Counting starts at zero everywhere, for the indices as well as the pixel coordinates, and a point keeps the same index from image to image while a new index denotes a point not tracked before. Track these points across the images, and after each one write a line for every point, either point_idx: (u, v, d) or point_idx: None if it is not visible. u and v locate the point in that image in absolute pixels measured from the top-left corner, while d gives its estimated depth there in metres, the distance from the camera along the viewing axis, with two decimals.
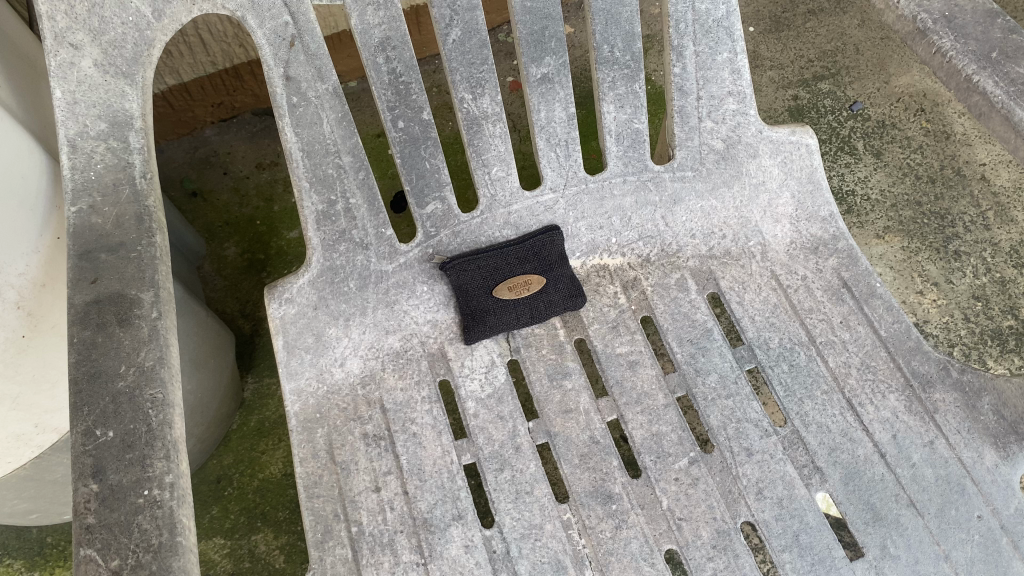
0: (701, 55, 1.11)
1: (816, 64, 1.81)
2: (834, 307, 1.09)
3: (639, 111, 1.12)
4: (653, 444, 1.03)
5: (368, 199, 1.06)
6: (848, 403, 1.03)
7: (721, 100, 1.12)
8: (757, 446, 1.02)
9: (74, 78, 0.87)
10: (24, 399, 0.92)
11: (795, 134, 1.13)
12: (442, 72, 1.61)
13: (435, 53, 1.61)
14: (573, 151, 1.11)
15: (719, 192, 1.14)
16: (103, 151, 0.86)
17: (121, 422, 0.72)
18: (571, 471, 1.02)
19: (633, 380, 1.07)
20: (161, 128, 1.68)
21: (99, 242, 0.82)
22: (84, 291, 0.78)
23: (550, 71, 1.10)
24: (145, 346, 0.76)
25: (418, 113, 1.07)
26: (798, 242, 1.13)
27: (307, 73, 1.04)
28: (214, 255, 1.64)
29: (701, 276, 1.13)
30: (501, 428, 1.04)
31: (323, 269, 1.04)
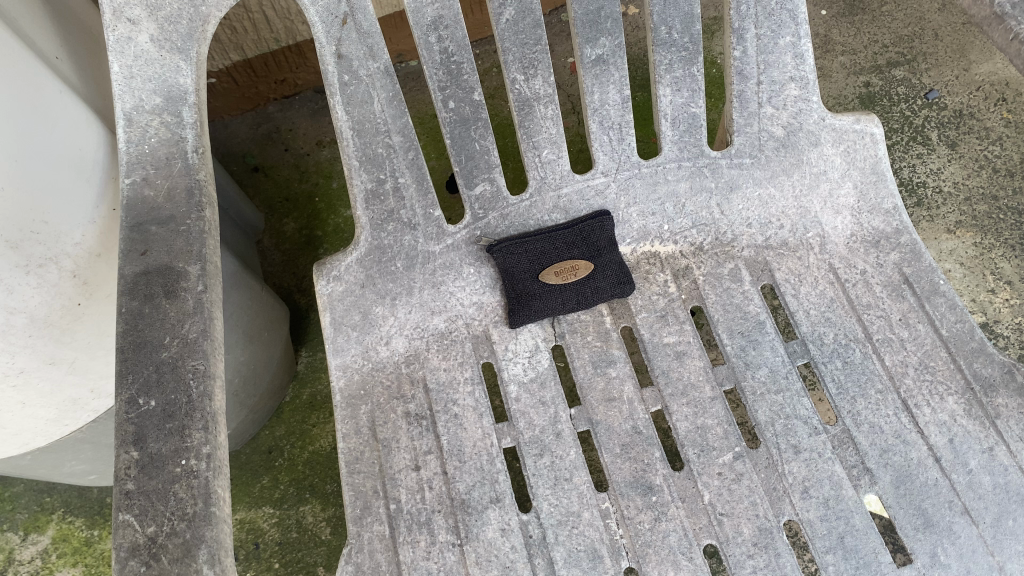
0: (763, 38, 1.07)
1: (891, 50, 1.73)
2: (894, 304, 1.05)
3: (696, 95, 1.09)
4: (696, 437, 1.01)
5: (417, 179, 1.06)
6: (903, 403, 1.00)
7: (783, 86, 1.08)
8: (805, 444, 0.99)
9: (131, 53, 0.88)
10: (79, 364, 0.95)
11: (859, 123, 1.09)
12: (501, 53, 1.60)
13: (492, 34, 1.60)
14: (627, 135, 1.09)
15: (778, 180, 1.10)
16: (158, 126, 0.88)
17: (163, 392, 0.73)
18: (612, 459, 1.01)
19: (679, 371, 1.05)
20: (226, 103, 1.71)
21: (151, 215, 0.83)
22: (134, 263, 0.80)
23: (605, 52, 1.07)
24: (189, 318, 0.77)
25: (469, 92, 1.06)
26: (860, 235, 1.09)
27: (359, 51, 1.04)
28: (273, 230, 1.67)
29: (756, 266, 1.10)
30: (543, 413, 1.04)
31: (371, 247, 1.05)
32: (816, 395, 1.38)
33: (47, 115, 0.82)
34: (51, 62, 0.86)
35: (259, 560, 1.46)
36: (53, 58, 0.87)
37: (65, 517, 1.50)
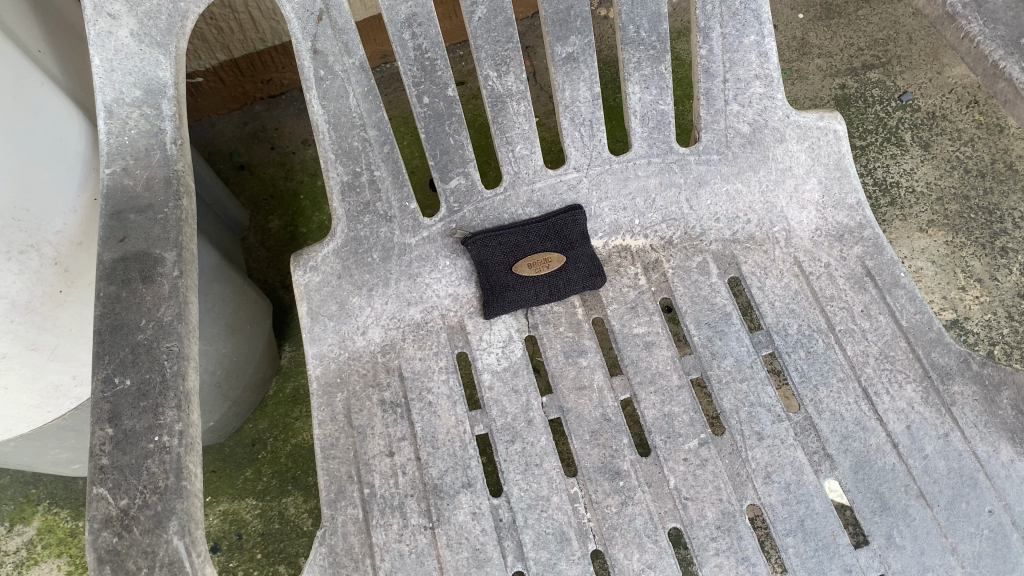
0: (728, 37, 1.10)
1: (866, 53, 1.76)
2: (856, 295, 1.08)
3: (665, 93, 1.12)
4: (663, 424, 1.04)
5: (393, 172, 1.09)
6: (863, 391, 1.03)
7: (748, 83, 1.11)
8: (769, 430, 1.02)
9: (111, 47, 0.90)
10: (61, 351, 0.97)
11: (823, 119, 1.12)
12: None
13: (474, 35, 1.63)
14: (597, 131, 1.12)
15: (745, 176, 1.13)
16: (137, 118, 0.90)
17: (138, 372, 0.76)
18: (582, 446, 1.04)
19: (648, 360, 1.08)
20: (213, 102, 1.73)
21: (129, 203, 0.87)
22: (113, 249, 0.83)
23: (575, 50, 1.11)
24: (165, 302, 0.80)
25: (443, 88, 1.09)
26: (824, 229, 1.12)
27: (334, 47, 1.06)
28: (258, 227, 1.69)
29: (723, 259, 1.13)
30: (515, 401, 1.07)
31: (348, 239, 1.07)
32: (785, 389, 1.41)
33: (30, 108, 0.85)
34: (34, 56, 0.89)
35: (242, 550, 1.48)
36: (37, 52, 0.90)
37: (50, 509, 1.52)
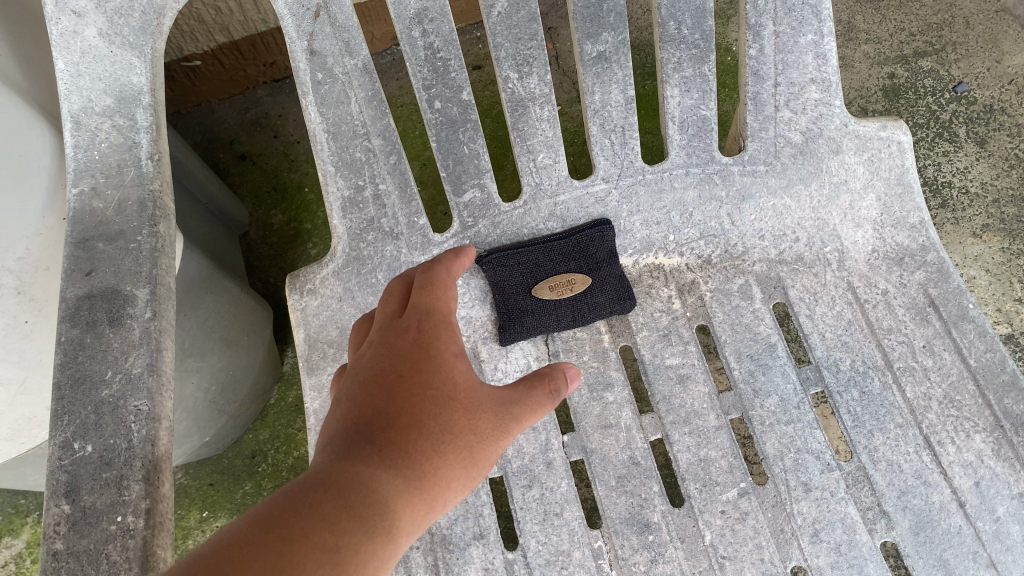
0: (781, 36, 0.99)
1: (918, 39, 1.61)
2: (917, 328, 0.96)
3: (708, 97, 1.00)
4: (699, 471, 0.94)
5: (400, 185, 0.97)
6: (925, 440, 0.92)
7: (802, 88, 0.99)
8: (817, 482, 0.92)
9: (77, 49, 0.80)
10: (31, 385, 0.85)
11: (886, 129, 1.00)
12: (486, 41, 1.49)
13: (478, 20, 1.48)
14: (630, 139, 1.00)
15: (795, 190, 1.01)
16: (108, 129, 0.79)
17: (100, 436, 0.66)
18: (607, 493, 0.94)
19: (682, 398, 0.97)
20: (213, 85, 1.61)
21: (98, 229, 0.76)
22: (78, 284, 0.73)
23: (608, 49, 0.99)
24: (134, 350, 0.70)
25: (457, 92, 0.97)
26: (881, 252, 1.00)
27: (334, 47, 0.95)
28: (260, 223, 1.58)
29: (768, 283, 1.01)
30: (533, 440, 0.97)
31: (349, 258, 0.96)
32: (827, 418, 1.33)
33: None
34: None
35: None
36: None
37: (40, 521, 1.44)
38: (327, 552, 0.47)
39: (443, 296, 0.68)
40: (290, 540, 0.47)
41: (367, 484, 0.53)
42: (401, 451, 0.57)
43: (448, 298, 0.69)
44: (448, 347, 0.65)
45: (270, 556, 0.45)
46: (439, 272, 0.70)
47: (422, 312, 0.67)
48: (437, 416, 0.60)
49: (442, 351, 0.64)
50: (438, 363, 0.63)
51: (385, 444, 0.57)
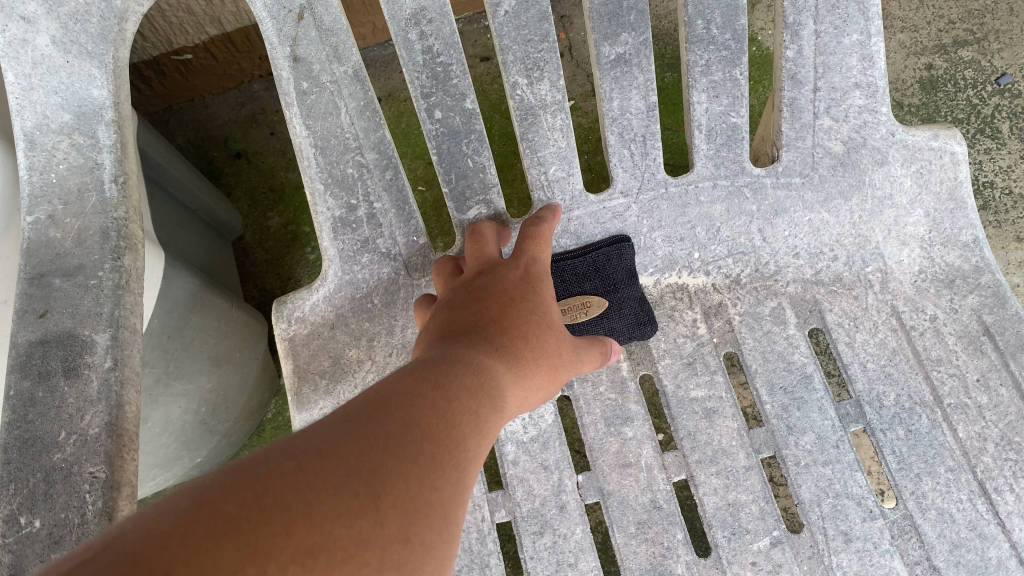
0: (823, 35, 0.89)
1: (959, 27, 1.45)
2: (970, 360, 0.87)
3: (738, 103, 0.90)
4: (727, 516, 0.86)
5: (397, 203, 0.87)
6: (980, 486, 0.83)
7: (845, 93, 0.90)
8: (858, 531, 0.83)
9: (28, 59, 0.71)
10: None
11: (938, 139, 0.90)
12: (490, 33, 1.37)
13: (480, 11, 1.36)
14: (652, 149, 0.91)
15: (833, 204, 0.91)
16: (67, 148, 0.71)
17: (50, 509, 0.58)
18: (626, 541, 0.86)
19: (708, 434, 0.88)
20: (205, 81, 1.48)
21: (54, 263, 0.67)
22: (29, 328, 0.64)
23: (628, 51, 0.89)
24: (91, 407, 0.62)
25: (459, 100, 0.87)
26: (930, 273, 0.90)
27: (321, 53, 0.86)
28: (255, 225, 1.48)
29: (803, 306, 0.91)
30: (545, 480, 0.88)
31: (341, 282, 0.87)
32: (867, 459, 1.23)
33: None
34: None
35: None
36: None
37: None
38: (465, 411, 0.57)
39: (541, 251, 0.83)
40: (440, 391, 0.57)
41: (489, 367, 0.64)
42: (509, 349, 0.70)
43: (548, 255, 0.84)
44: (541, 291, 0.80)
45: (427, 401, 0.54)
46: (542, 230, 0.85)
47: (524, 258, 0.82)
48: (533, 335, 0.74)
49: (539, 289, 0.80)
50: (536, 297, 0.78)
51: (495, 343, 0.69)
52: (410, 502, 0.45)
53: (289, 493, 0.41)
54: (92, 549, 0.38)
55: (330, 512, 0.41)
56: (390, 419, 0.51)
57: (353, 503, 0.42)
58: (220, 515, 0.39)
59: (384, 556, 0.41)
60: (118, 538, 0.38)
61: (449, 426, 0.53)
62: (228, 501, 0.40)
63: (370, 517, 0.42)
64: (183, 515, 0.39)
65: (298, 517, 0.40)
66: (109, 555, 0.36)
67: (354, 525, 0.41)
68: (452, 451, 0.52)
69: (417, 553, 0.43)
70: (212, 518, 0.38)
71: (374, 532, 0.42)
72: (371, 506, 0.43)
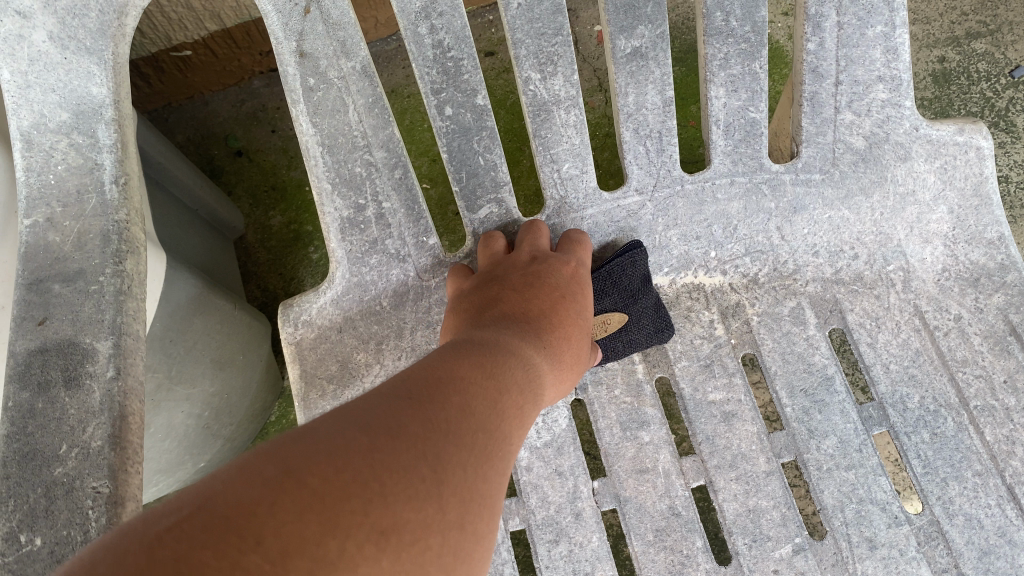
0: (846, 27, 0.86)
1: (971, 18, 1.41)
2: (997, 361, 0.84)
3: (757, 97, 0.88)
4: (747, 523, 0.83)
5: (407, 202, 0.85)
6: (1009, 491, 0.81)
7: (868, 87, 0.87)
8: (883, 538, 0.81)
9: (24, 56, 0.68)
10: None
11: (963, 133, 0.87)
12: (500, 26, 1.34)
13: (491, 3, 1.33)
14: (668, 145, 0.88)
15: (855, 201, 0.89)
16: (65, 148, 0.68)
17: (52, 527, 0.55)
18: (644, 549, 0.83)
19: (727, 438, 0.85)
20: (204, 77, 1.45)
21: (53, 268, 0.65)
22: (28, 337, 0.62)
23: (644, 44, 0.87)
24: (93, 419, 0.59)
25: (470, 96, 0.85)
26: (954, 271, 0.88)
27: (328, 48, 0.83)
28: (257, 225, 1.45)
29: (824, 306, 0.89)
30: (560, 487, 0.86)
31: (349, 285, 0.85)
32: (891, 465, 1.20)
33: None
34: None
35: None
36: None
37: None
38: (511, 403, 0.58)
39: (582, 252, 0.85)
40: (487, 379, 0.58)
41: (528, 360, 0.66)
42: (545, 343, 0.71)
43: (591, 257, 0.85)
44: (580, 287, 0.81)
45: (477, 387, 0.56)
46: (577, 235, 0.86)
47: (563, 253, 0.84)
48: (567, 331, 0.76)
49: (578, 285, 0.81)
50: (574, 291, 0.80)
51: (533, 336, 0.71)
52: (469, 490, 0.46)
53: (366, 470, 0.42)
54: (180, 505, 0.39)
55: (401, 495, 0.42)
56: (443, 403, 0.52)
57: (421, 486, 0.43)
58: (308, 487, 0.40)
59: (445, 543, 0.43)
60: (206, 499, 0.39)
61: (496, 417, 0.55)
62: (309, 473, 0.41)
63: (434, 500, 0.43)
64: (266, 484, 0.40)
65: (374, 497, 0.41)
66: (201, 515, 0.37)
67: (423, 508, 0.42)
68: (500, 442, 0.53)
69: (472, 540, 0.45)
70: (294, 488, 0.40)
71: (439, 518, 0.43)
72: (435, 490, 0.44)
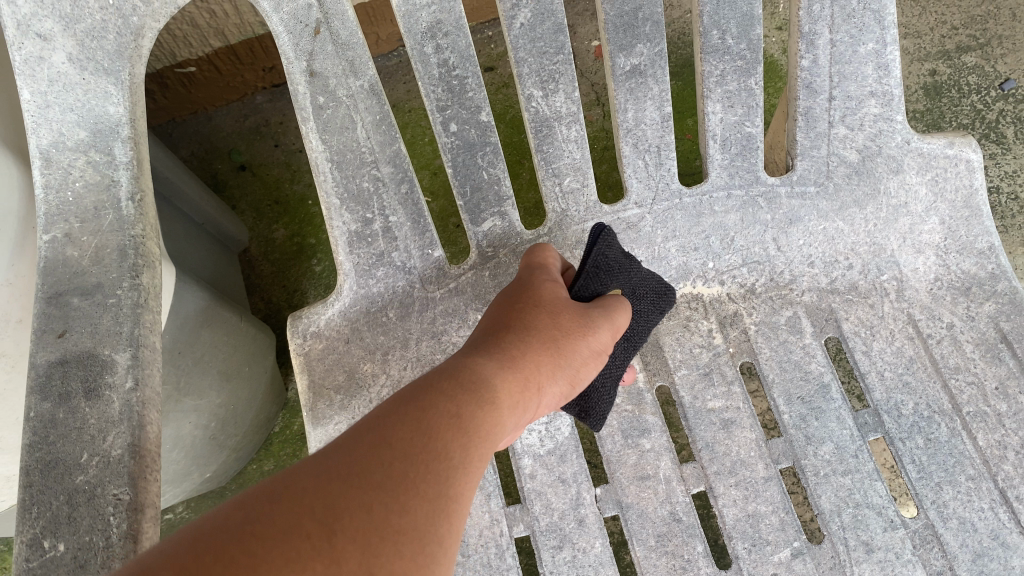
0: (839, 44, 0.90)
1: (961, 33, 1.45)
2: (988, 367, 0.86)
3: (753, 112, 0.91)
4: (747, 528, 0.85)
5: (413, 216, 0.87)
6: (1001, 495, 0.83)
7: (861, 102, 0.91)
8: (879, 541, 0.83)
9: (43, 76, 0.71)
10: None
11: (953, 146, 0.90)
12: (500, 42, 1.37)
13: (493, 17, 1.36)
14: (667, 159, 0.91)
15: (849, 213, 0.91)
16: (83, 165, 0.71)
17: (74, 533, 0.57)
18: (646, 554, 0.85)
19: (727, 445, 0.87)
20: (209, 93, 1.47)
21: (73, 282, 0.67)
22: (48, 349, 0.64)
23: (642, 61, 0.90)
24: (114, 428, 0.61)
25: (474, 113, 0.87)
26: (946, 280, 0.90)
27: (337, 67, 0.86)
28: (260, 238, 1.47)
29: (819, 315, 0.91)
30: (563, 494, 0.88)
31: (357, 296, 0.87)
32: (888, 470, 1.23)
33: None
34: None
35: None
36: None
37: None
38: (445, 423, 0.55)
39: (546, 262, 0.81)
40: (415, 406, 0.56)
41: (473, 377, 0.63)
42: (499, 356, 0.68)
43: (537, 252, 0.82)
44: (549, 289, 0.77)
45: (400, 419, 0.54)
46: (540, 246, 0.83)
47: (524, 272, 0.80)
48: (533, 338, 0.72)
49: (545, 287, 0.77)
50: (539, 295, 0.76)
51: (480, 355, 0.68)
52: (369, 530, 0.44)
53: (232, 546, 0.41)
54: None
55: (275, 558, 0.40)
56: (358, 443, 0.50)
57: (301, 546, 0.42)
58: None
59: None
60: None
61: (426, 440, 0.53)
62: (166, 563, 0.40)
63: (320, 555, 0.41)
64: None
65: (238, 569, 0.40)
66: None
67: (302, 565, 0.41)
68: (426, 466, 0.51)
69: None
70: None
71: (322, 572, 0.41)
72: (318, 543, 0.42)
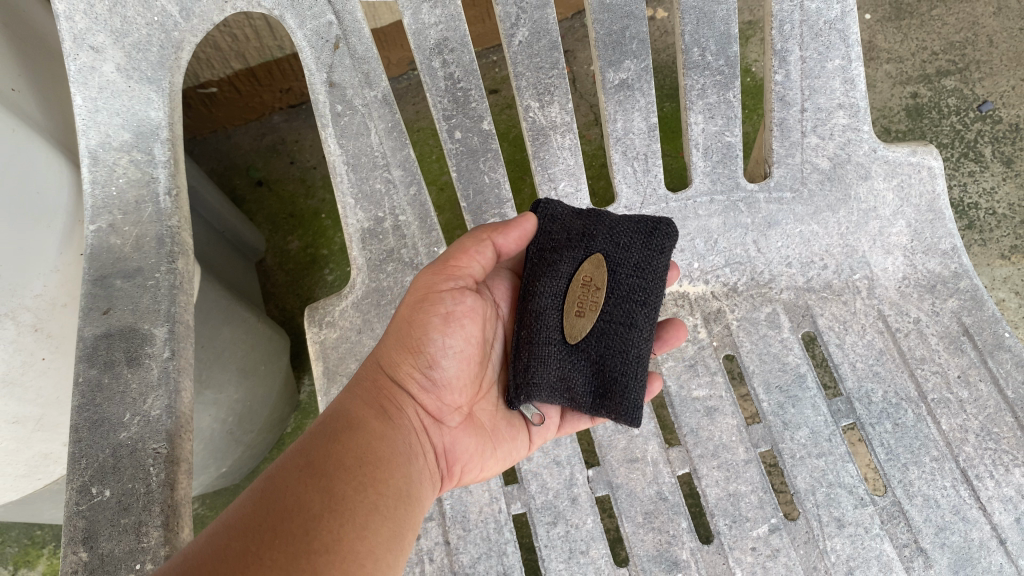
0: (808, 61, 0.99)
1: (941, 58, 1.53)
2: (951, 358, 0.93)
3: (732, 122, 1.00)
4: (728, 506, 0.91)
5: (420, 216, 0.95)
6: (962, 474, 0.90)
7: (830, 113, 0.99)
8: (850, 517, 0.89)
9: (95, 84, 0.81)
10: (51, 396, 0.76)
11: (916, 155, 0.99)
12: (502, 65, 1.47)
13: (496, 44, 1.47)
14: (654, 166, 0.99)
15: (822, 217, 0.99)
16: (126, 164, 0.79)
17: (119, 480, 0.65)
18: (634, 530, 0.91)
19: (710, 431, 0.94)
20: (230, 111, 1.56)
21: (116, 266, 0.75)
22: (95, 323, 0.72)
23: (630, 76, 0.99)
24: (152, 392, 0.69)
25: (476, 122, 0.95)
26: (913, 279, 0.97)
27: (353, 79, 0.95)
28: (275, 249, 1.55)
29: (797, 311, 0.98)
30: (557, 475, 0.95)
31: (369, 290, 0.94)
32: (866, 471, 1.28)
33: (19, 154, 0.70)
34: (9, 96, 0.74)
35: None
36: (12, 91, 0.75)
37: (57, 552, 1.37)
38: (310, 464, 0.66)
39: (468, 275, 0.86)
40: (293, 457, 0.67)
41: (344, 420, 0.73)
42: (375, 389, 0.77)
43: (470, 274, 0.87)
44: None
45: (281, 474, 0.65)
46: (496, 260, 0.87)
47: None
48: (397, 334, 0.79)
49: None
50: None
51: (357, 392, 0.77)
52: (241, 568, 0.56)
53: None
54: None
55: None
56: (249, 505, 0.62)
57: None
58: None
59: None
60: None
61: (295, 485, 0.64)
62: None
63: None
64: None
65: None
66: None
67: None
68: (294, 510, 0.61)
69: None
70: None
71: None
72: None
